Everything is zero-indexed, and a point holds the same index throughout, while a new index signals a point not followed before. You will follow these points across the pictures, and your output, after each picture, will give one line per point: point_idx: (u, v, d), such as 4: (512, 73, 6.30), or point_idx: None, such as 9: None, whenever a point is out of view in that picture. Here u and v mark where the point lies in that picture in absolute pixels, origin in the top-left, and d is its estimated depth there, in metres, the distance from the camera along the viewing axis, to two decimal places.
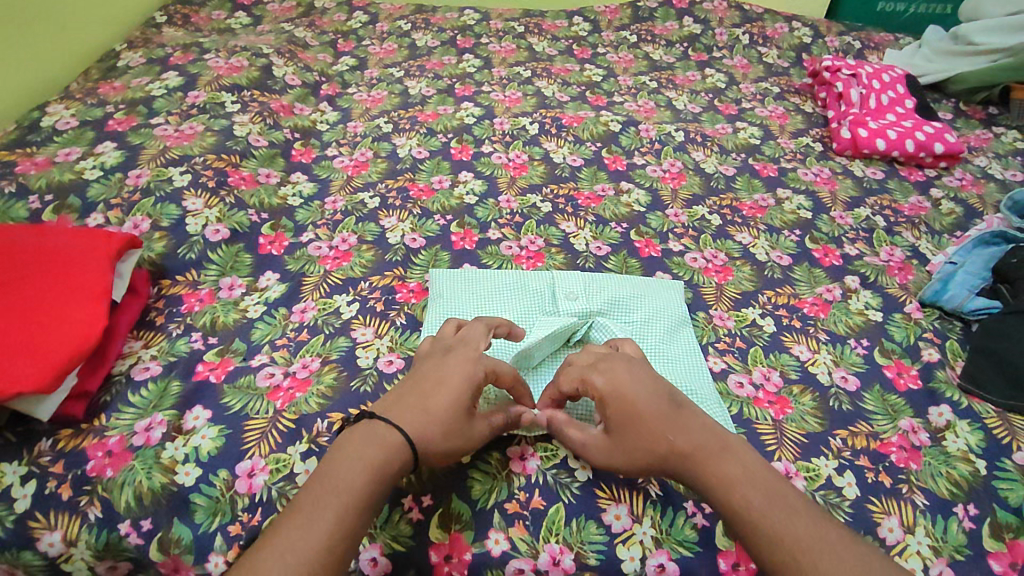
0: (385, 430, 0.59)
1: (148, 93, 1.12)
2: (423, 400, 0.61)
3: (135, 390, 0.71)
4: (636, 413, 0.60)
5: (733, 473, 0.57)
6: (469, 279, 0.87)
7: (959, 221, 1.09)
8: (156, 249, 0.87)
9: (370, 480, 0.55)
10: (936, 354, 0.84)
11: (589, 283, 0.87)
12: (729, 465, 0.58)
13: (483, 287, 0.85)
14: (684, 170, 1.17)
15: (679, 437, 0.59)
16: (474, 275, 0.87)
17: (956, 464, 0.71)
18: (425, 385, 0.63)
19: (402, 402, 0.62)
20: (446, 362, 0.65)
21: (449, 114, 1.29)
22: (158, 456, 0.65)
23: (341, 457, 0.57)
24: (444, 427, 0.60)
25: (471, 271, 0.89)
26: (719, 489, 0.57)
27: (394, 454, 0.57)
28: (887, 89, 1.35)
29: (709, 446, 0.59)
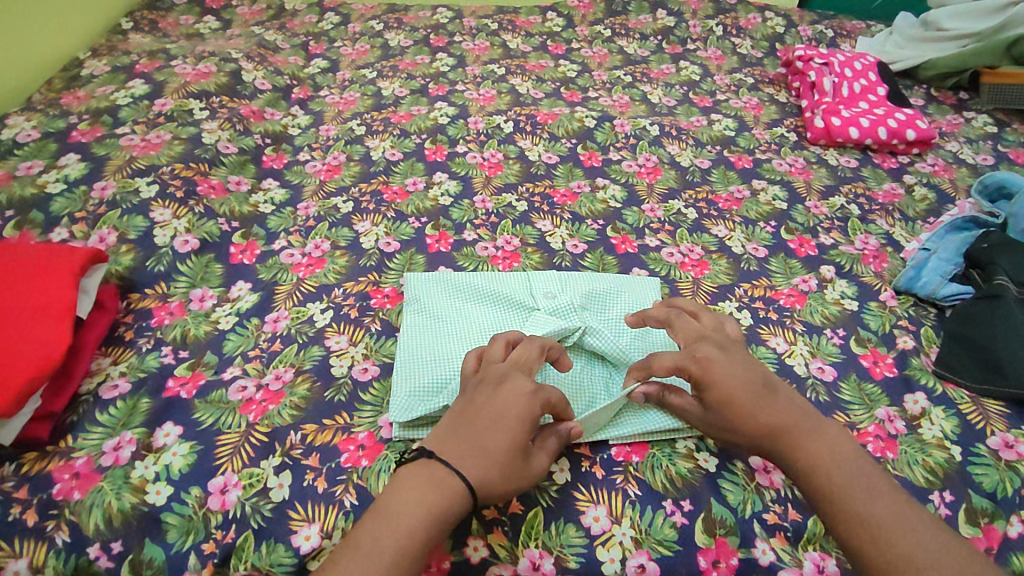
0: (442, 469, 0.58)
1: (113, 102, 1.10)
2: (478, 438, 0.59)
3: (104, 408, 0.70)
4: (734, 397, 0.63)
5: (826, 458, 0.60)
6: (445, 281, 0.86)
7: (932, 206, 1.10)
8: (123, 263, 0.85)
9: (427, 529, 0.55)
10: (911, 342, 0.84)
11: (565, 281, 0.86)
12: (821, 447, 0.60)
13: (459, 287, 0.85)
14: (660, 164, 1.17)
15: (772, 418, 0.62)
16: (451, 276, 0.87)
17: (932, 451, 0.71)
18: (484, 420, 0.61)
19: (460, 441, 0.60)
20: (501, 394, 0.62)
21: (423, 114, 1.27)
22: (127, 476, 0.64)
23: (402, 495, 0.56)
24: (503, 470, 0.58)
25: (447, 273, 0.88)
26: (806, 466, 0.60)
27: (450, 495, 0.56)
28: (859, 78, 1.36)
29: (802, 426, 0.62)
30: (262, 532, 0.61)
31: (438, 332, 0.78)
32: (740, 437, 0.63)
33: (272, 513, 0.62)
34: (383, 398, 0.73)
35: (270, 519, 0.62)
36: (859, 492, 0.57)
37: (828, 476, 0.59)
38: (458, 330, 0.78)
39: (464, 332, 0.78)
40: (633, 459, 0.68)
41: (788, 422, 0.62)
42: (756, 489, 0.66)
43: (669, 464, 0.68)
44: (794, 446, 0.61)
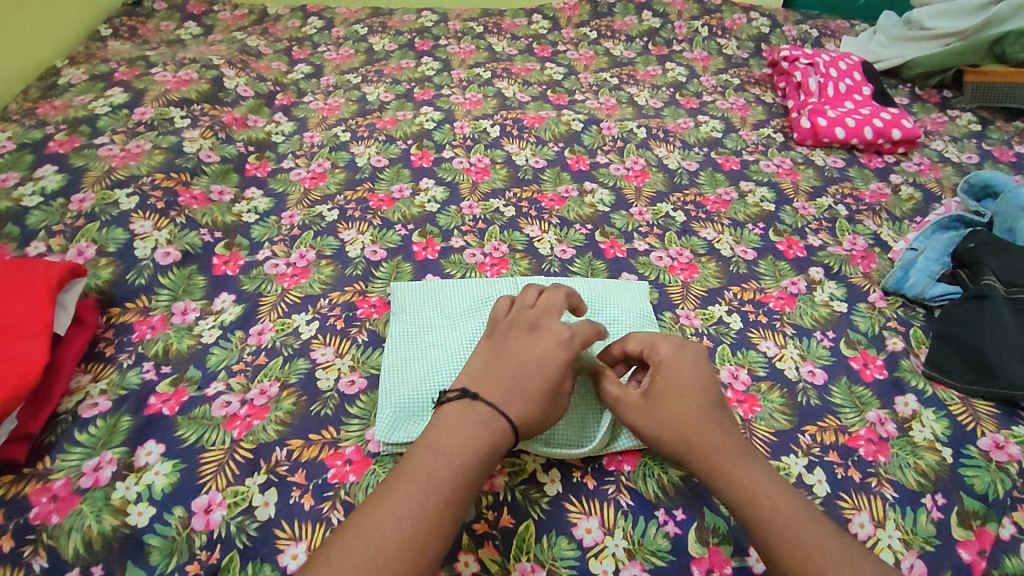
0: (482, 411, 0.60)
1: (92, 111, 1.08)
2: (515, 380, 0.63)
3: (83, 428, 0.68)
4: (680, 393, 0.63)
5: (751, 484, 0.57)
6: (432, 290, 0.85)
7: (918, 206, 1.10)
8: (103, 276, 0.84)
9: (457, 482, 0.55)
10: (900, 343, 0.84)
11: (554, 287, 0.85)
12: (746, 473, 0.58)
13: (447, 297, 0.84)
14: (648, 167, 1.17)
15: (701, 440, 0.60)
16: (438, 285, 0.85)
17: (923, 454, 0.71)
18: (517, 366, 0.64)
19: (496, 385, 0.62)
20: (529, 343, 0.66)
21: (409, 119, 1.26)
22: (107, 498, 0.62)
23: (448, 433, 0.58)
24: (542, 409, 0.62)
25: (435, 281, 0.87)
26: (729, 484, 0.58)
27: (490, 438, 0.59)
28: (844, 78, 1.36)
29: (733, 446, 0.60)
30: (246, 552, 0.60)
31: (424, 344, 0.77)
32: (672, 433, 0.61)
33: (258, 532, 0.61)
34: (370, 411, 0.72)
35: (255, 538, 0.61)
36: (787, 520, 0.55)
37: (751, 505, 0.56)
38: (444, 340, 0.77)
39: (450, 341, 0.76)
40: (625, 468, 0.67)
41: (718, 446, 0.60)
42: None
43: (661, 472, 0.67)
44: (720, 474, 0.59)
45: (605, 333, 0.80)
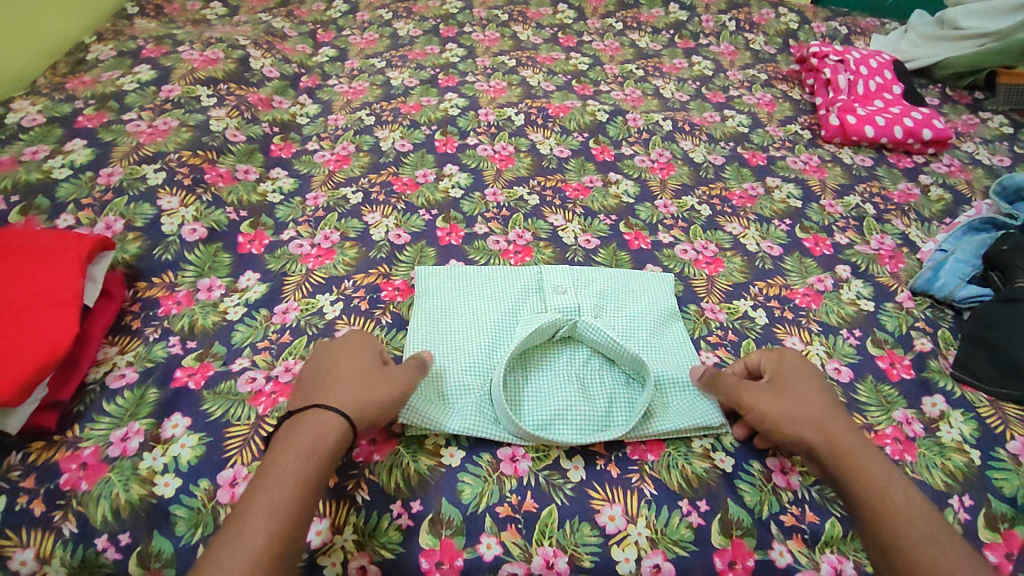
0: (316, 415, 0.60)
1: (120, 87, 1.08)
2: (340, 375, 0.65)
3: (111, 398, 0.69)
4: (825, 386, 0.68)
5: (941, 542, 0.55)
6: (455, 280, 0.84)
7: (948, 207, 1.09)
8: (130, 251, 0.84)
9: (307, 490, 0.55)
10: (929, 343, 0.83)
11: (574, 278, 0.84)
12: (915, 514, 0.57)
13: (468, 289, 0.83)
14: (673, 160, 1.16)
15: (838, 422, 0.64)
16: (460, 275, 0.84)
17: (951, 455, 0.70)
18: (349, 365, 0.66)
19: (331, 387, 0.63)
20: (348, 352, 0.69)
21: (433, 105, 1.26)
22: (135, 468, 0.63)
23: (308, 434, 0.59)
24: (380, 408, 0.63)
25: (455, 269, 0.85)
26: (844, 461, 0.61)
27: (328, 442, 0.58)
28: (875, 75, 1.34)
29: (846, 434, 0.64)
30: None
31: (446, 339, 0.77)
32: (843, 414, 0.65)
33: None
34: None
35: None
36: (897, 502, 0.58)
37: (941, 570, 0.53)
38: (466, 336, 0.76)
39: (472, 337, 0.76)
40: (648, 457, 0.67)
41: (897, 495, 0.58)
42: (773, 490, 0.66)
43: (685, 463, 0.67)
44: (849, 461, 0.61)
45: (626, 332, 0.79)
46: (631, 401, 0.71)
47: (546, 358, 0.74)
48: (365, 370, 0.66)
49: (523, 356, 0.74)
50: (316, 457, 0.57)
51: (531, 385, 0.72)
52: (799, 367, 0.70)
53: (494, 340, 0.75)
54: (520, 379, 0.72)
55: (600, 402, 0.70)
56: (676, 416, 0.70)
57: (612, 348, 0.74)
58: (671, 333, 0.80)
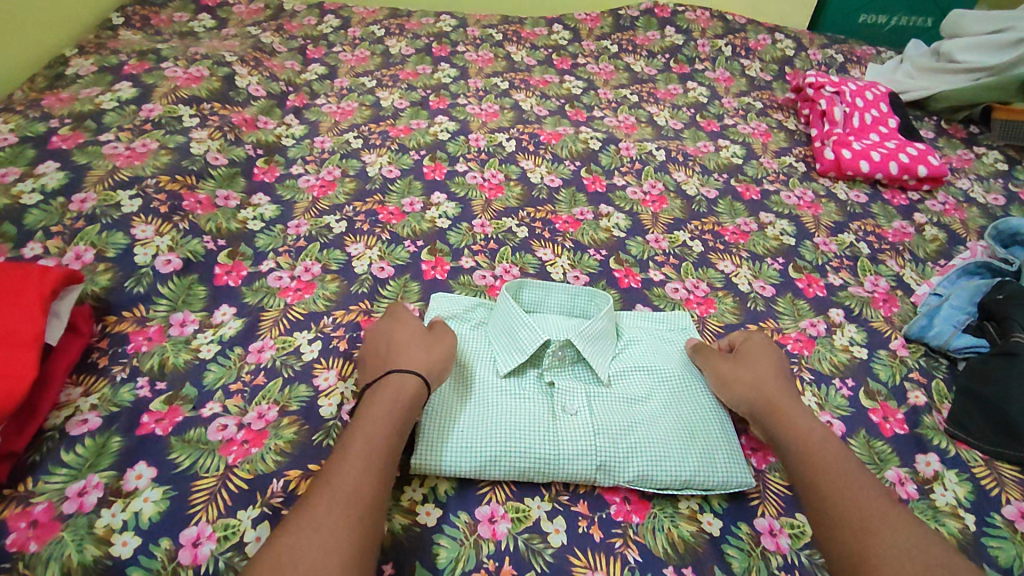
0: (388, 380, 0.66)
1: (98, 106, 1.04)
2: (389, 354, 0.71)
3: (70, 446, 0.65)
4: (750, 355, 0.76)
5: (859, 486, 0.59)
6: (626, 325, 0.84)
7: (943, 248, 1.08)
8: (100, 283, 0.80)
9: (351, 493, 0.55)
10: (923, 397, 0.81)
11: (694, 450, 0.68)
12: (835, 453, 0.63)
13: (633, 332, 0.83)
14: (666, 192, 1.14)
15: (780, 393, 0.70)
16: (658, 341, 0.82)
17: (945, 520, 0.68)
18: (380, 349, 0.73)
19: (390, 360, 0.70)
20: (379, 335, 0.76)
21: (423, 128, 1.23)
22: (91, 526, 0.59)
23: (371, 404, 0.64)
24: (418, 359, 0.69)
25: (636, 316, 0.86)
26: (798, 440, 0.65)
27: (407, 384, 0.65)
28: (871, 108, 1.32)
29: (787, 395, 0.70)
30: None
31: (541, 288, 0.85)
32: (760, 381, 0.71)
33: None
34: (638, 318, 0.86)
35: None
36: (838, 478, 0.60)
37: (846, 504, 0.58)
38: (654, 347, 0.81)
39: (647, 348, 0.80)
40: (633, 519, 0.65)
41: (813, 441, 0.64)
42: (762, 555, 0.63)
43: (671, 526, 0.64)
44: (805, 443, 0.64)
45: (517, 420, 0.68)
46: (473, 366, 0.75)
47: (569, 390, 0.72)
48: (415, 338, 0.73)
49: (565, 360, 0.76)
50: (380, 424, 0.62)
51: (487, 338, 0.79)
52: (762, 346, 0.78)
53: (594, 354, 0.75)
54: (473, 307, 0.83)
55: (495, 422, 0.68)
56: (448, 459, 0.65)
57: (533, 472, 0.65)
58: (475, 451, 0.65)
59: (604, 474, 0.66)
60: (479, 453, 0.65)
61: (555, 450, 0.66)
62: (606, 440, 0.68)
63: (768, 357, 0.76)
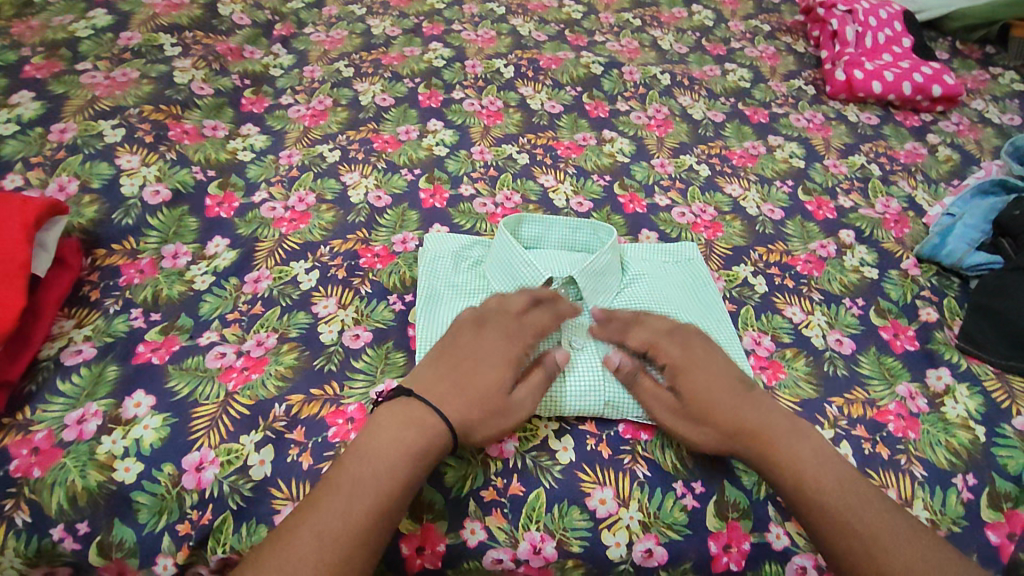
0: (425, 411, 0.58)
1: (72, 34, 0.98)
2: (462, 377, 0.61)
3: (66, 376, 0.64)
4: (698, 383, 0.62)
5: (841, 481, 0.57)
6: (630, 257, 0.81)
7: (956, 168, 1.05)
8: (86, 215, 0.77)
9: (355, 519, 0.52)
10: (934, 314, 0.80)
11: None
12: (813, 450, 0.59)
13: (638, 264, 0.79)
14: (671, 117, 1.09)
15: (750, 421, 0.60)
16: (661, 274, 0.79)
17: (956, 432, 0.67)
18: (456, 356, 0.62)
19: (436, 391, 0.60)
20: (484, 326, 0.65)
21: (416, 55, 1.17)
22: (92, 452, 0.58)
23: (385, 435, 0.56)
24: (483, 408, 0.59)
25: (641, 248, 0.82)
26: (783, 466, 0.58)
27: (443, 435, 0.57)
28: (884, 27, 1.26)
29: (771, 423, 0.60)
30: (241, 512, 0.58)
31: (540, 223, 0.82)
32: (714, 429, 0.60)
33: (254, 493, 0.58)
34: (643, 253, 0.82)
35: (250, 500, 0.58)
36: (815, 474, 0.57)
37: (853, 523, 0.54)
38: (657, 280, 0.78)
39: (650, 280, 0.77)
40: (642, 436, 0.63)
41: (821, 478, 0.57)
42: None
43: (680, 442, 0.64)
44: (767, 443, 0.59)
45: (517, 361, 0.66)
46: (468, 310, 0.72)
47: (570, 329, 0.70)
48: (496, 381, 0.61)
49: (566, 300, 0.73)
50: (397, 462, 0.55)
51: (484, 279, 0.76)
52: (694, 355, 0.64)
53: (592, 292, 0.72)
54: (470, 245, 0.80)
55: None
56: None
57: (540, 411, 0.63)
58: None
59: (612, 409, 0.64)
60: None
61: (559, 386, 0.64)
62: (613, 374, 0.65)
63: (709, 371, 0.63)
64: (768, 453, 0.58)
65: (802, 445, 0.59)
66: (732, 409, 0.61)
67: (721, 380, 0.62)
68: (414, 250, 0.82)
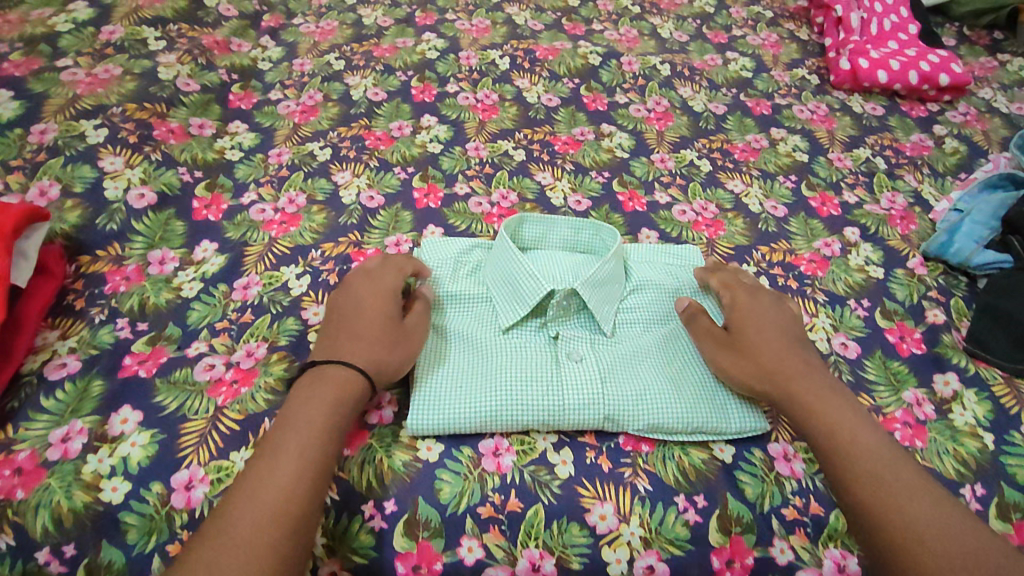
0: (335, 366, 0.58)
1: (52, 28, 0.95)
2: (352, 327, 0.63)
3: (50, 392, 0.62)
4: (759, 327, 0.67)
5: (876, 438, 0.56)
6: (634, 262, 0.79)
7: (963, 161, 1.02)
8: (69, 221, 0.75)
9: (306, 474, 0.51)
10: (941, 315, 0.78)
11: (705, 398, 0.65)
12: (852, 409, 0.59)
13: (643, 269, 0.77)
14: (671, 109, 1.07)
15: (795, 367, 0.62)
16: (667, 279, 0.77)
17: (964, 440, 0.66)
18: (340, 316, 0.64)
19: (332, 348, 0.61)
20: (356, 286, 0.68)
21: (409, 47, 1.14)
22: (78, 472, 0.57)
23: (305, 390, 0.56)
24: (386, 344, 0.62)
25: (646, 250, 0.80)
26: (816, 414, 0.59)
27: (359, 381, 0.58)
28: (890, 13, 1.23)
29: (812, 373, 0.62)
30: None
31: (541, 223, 0.80)
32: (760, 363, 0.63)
33: None
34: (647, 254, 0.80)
35: None
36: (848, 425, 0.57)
37: (886, 477, 0.53)
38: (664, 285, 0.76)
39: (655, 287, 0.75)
40: (643, 448, 0.62)
41: (853, 425, 0.57)
42: (776, 481, 0.61)
43: (682, 454, 0.62)
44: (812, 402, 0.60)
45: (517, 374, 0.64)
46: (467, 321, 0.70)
47: (572, 340, 0.69)
48: (384, 317, 0.64)
49: (569, 310, 0.71)
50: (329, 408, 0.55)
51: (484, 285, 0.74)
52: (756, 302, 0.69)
53: (598, 304, 0.70)
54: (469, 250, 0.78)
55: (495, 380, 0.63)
56: (442, 415, 0.61)
57: (537, 425, 0.62)
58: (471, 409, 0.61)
59: (611, 423, 0.63)
60: (477, 408, 0.61)
61: (558, 399, 0.62)
62: (613, 388, 0.64)
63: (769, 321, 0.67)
64: (795, 390, 0.60)
65: (836, 399, 0.60)
66: (780, 352, 0.64)
67: (780, 328, 0.66)
68: (408, 253, 0.80)
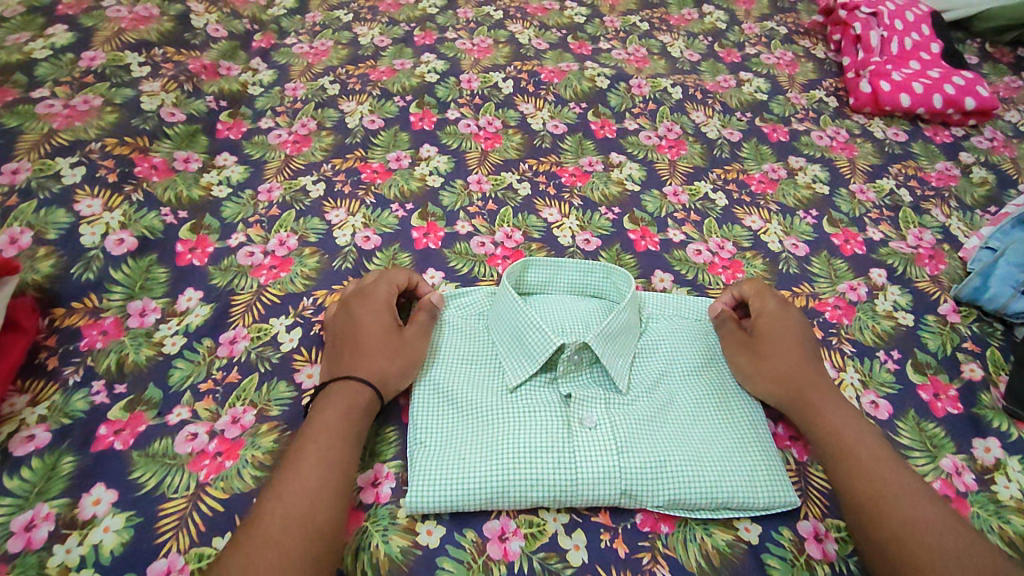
0: (346, 381, 0.60)
1: (28, 55, 0.89)
2: (356, 342, 0.64)
3: (15, 469, 0.57)
4: (777, 334, 0.67)
5: (880, 448, 0.58)
6: (650, 312, 0.73)
7: (992, 192, 0.97)
8: (42, 270, 0.70)
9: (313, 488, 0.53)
10: (978, 370, 0.73)
11: (730, 471, 0.59)
12: (858, 417, 0.61)
13: (660, 324, 0.72)
14: (683, 136, 1.01)
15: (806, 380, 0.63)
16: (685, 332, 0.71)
17: (1009, 517, 0.61)
18: (342, 332, 0.66)
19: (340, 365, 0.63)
20: (351, 302, 0.69)
21: (407, 69, 1.09)
22: (44, 566, 0.52)
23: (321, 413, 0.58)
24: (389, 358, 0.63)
25: (666, 300, 0.74)
26: (824, 423, 0.60)
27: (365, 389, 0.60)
28: (911, 31, 1.17)
29: (827, 387, 0.63)
30: None
31: (549, 266, 0.74)
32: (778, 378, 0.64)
33: None
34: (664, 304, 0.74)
35: None
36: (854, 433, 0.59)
37: (887, 490, 0.55)
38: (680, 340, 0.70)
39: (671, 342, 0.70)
40: (662, 529, 0.57)
41: (859, 433, 0.59)
42: (807, 565, 0.56)
43: (704, 535, 0.57)
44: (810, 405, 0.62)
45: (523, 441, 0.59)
46: (469, 376, 0.65)
47: (585, 397, 0.62)
48: (383, 328, 0.65)
49: (581, 364, 0.65)
50: (344, 420, 0.57)
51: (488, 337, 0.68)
52: (782, 312, 0.70)
53: (612, 358, 0.64)
54: (472, 300, 0.72)
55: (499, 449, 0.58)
56: (443, 490, 0.56)
57: (547, 502, 0.57)
58: (475, 481, 0.56)
59: (629, 498, 0.58)
60: (483, 481, 0.56)
61: (571, 472, 0.57)
62: (631, 458, 0.59)
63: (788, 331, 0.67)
64: (808, 398, 0.62)
65: (846, 411, 0.61)
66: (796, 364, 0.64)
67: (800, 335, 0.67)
68: None
